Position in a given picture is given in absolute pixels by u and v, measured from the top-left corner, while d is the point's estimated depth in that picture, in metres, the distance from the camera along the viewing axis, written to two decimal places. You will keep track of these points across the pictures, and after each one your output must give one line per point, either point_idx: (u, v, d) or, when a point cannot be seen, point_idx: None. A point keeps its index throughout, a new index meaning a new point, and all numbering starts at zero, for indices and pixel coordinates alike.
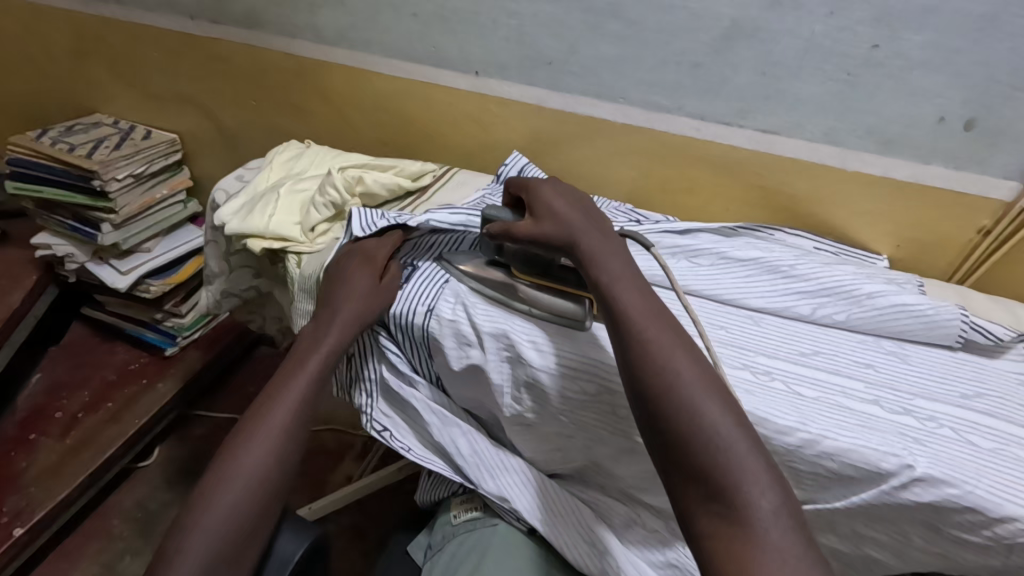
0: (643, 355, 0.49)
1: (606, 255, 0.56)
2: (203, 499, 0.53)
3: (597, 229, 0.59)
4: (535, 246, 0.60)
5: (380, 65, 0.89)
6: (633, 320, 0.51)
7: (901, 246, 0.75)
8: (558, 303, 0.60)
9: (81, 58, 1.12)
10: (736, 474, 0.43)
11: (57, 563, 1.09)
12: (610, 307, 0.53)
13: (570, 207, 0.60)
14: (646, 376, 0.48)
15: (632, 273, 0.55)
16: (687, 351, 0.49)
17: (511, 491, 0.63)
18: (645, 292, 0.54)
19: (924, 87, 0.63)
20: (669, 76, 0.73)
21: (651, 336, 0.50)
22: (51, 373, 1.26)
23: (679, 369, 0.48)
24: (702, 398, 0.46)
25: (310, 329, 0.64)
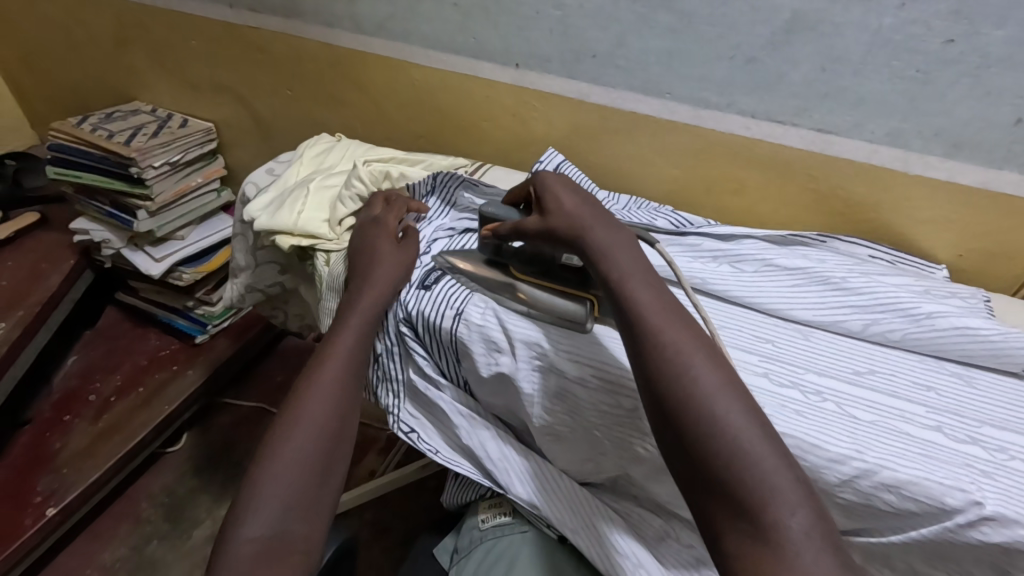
0: (660, 359, 0.46)
1: (618, 250, 0.53)
2: (250, 497, 0.49)
3: (607, 222, 0.56)
4: (541, 241, 0.59)
5: (419, 56, 0.87)
6: (648, 320, 0.48)
7: (963, 256, 0.70)
8: (559, 302, 0.59)
9: (122, 46, 1.13)
10: (766, 491, 0.39)
11: (87, 543, 1.11)
12: (625, 304, 0.50)
13: (578, 204, 0.58)
14: (660, 383, 0.45)
15: (645, 270, 0.52)
16: (707, 355, 0.46)
17: (541, 497, 0.60)
18: (660, 290, 0.51)
19: (1002, 86, 0.58)
20: (721, 71, 0.69)
21: (667, 338, 0.47)
22: (86, 356, 1.28)
23: (699, 375, 0.45)
24: (724, 407, 0.43)
25: (346, 300, 0.64)
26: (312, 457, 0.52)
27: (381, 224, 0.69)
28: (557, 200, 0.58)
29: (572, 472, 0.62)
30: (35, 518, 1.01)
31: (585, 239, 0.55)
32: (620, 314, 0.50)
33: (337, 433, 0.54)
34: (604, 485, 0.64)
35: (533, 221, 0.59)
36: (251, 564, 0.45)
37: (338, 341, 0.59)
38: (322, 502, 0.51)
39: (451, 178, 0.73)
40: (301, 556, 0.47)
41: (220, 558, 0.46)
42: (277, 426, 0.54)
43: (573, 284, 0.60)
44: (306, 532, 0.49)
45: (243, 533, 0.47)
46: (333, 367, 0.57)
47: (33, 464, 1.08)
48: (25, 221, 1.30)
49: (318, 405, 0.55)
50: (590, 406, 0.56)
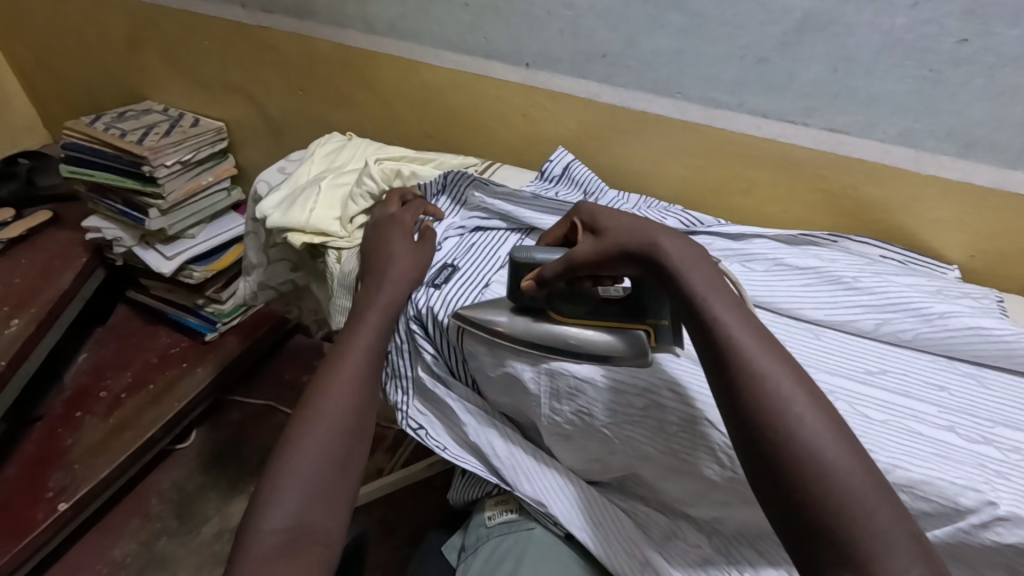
0: (757, 393, 0.42)
1: (696, 268, 0.49)
2: (270, 488, 0.49)
3: (677, 237, 0.52)
4: (604, 268, 0.54)
5: (430, 56, 0.87)
6: (740, 347, 0.44)
7: (976, 256, 0.70)
8: (613, 341, 0.56)
9: (135, 47, 1.14)
10: (878, 545, 0.36)
11: (97, 537, 1.12)
12: (711, 329, 0.45)
13: (638, 221, 0.54)
14: (758, 420, 0.41)
15: (726, 291, 0.48)
16: (807, 390, 0.42)
17: (549, 496, 0.60)
18: (745, 313, 0.47)
19: (1016, 86, 0.58)
20: (732, 71, 0.69)
21: (764, 369, 0.43)
22: (97, 353, 1.29)
23: (803, 413, 0.41)
24: (831, 450, 0.39)
25: (360, 297, 0.64)
26: (333, 448, 0.52)
27: (397, 222, 0.69)
28: (614, 222, 0.55)
29: (580, 471, 0.62)
30: (48, 512, 1.02)
31: (658, 254, 0.50)
32: (704, 340, 0.46)
33: (356, 426, 0.55)
34: (613, 484, 0.64)
35: (588, 249, 0.54)
36: (272, 555, 0.45)
37: (351, 339, 0.60)
38: (342, 494, 0.51)
39: (462, 177, 0.73)
40: (324, 548, 0.47)
41: (240, 549, 0.46)
42: (294, 420, 0.54)
43: (619, 317, 0.57)
44: (329, 524, 0.49)
45: (264, 523, 0.47)
46: (350, 362, 0.58)
47: (46, 460, 1.10)
48: (38, 219, 1.32)
49: (338, 398, 0.55)
50: (597, 406, 0.56)
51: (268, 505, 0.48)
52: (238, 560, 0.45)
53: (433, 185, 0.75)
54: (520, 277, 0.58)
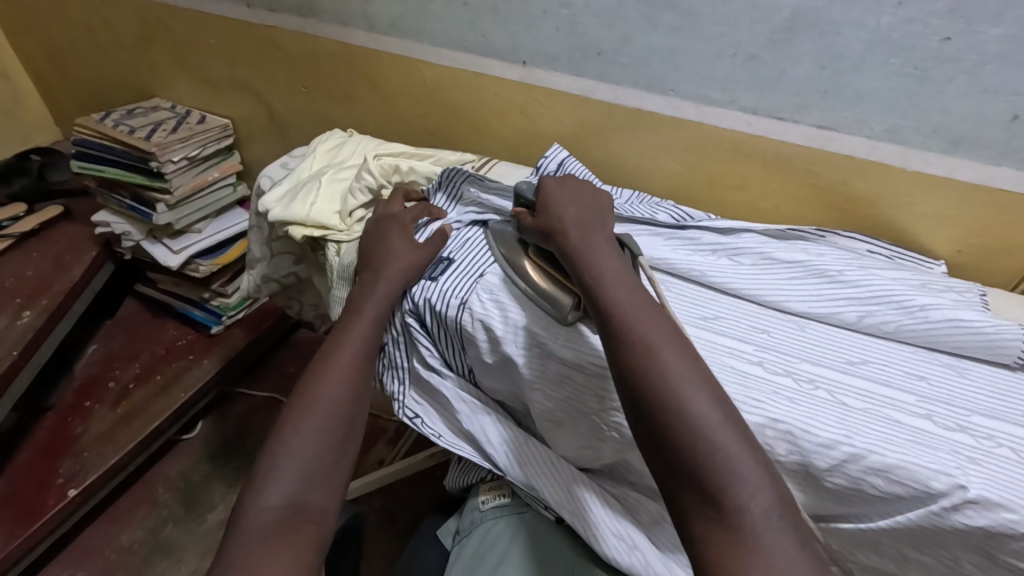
0: (630, 351, 0.49)
1: (596, 250, 0.57)
2: (267, 468, 0.51)
3: (588, 223, 0.61)
4: (540, 236, 0.63)
5: (429, 54, 0.89)
6: (620, 313, 0.51)
7: (963, 251, 0.71)
8: (551, 292, 0.60)
9: (144, 45, 1.17)
10: (728, 475, 0.41)
11: (106, 524, 1.15)
12: (599, 301, 0.53)
13: (563, 203, 0.63)
14: (631, 375, 0.48)
15: (620, 266, 0.56)
16: (676, 346, 0.48)
17: (538, 480, 0.62)
18: (632, 285, 0.54)
19: (998, 83, 0.59)
20: (723, 68, 0.71)
21: (637, 330, 0.50)
22: (107, 345, 1.32)
23: (665, 365, 0.47)
24: (691, 396, 0.45)
25: (357, 289, 0.66)
26: (328, 433, 0.54)
27: (398, 222, 0.71)
28: (547, 202, 0.63)
29: (572, 458, 0.64)
30: (58, 498, 1.05)
31: (566, 239, 0.59)
32: (596, 310, 0.53)
33: (351, 412, 0.57)
34: (604, 471, 0.66)
35: (532, 221, 0.64)
36: (269, 532, 0.47)
37: (348, 331, 0.62)
38: (336, 477, 0.53)
39: (457, 173, 0.75)
40: (317, 527, 0.49)
41: (238, 524, 0.48)
42: (290, 405, 0.56)
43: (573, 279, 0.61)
44: (323, 504, 0.51)
45: (262, 502, 0.49)
46: (349, 353, 0.60)
47: (56, 447, 1.13)
48: (49, 213, 1.35)
49: (334, 386, 0.57)
50: (588, 393, 0.58)
51: (263, 485, 0.50)
52: (235, 536, 0.48)
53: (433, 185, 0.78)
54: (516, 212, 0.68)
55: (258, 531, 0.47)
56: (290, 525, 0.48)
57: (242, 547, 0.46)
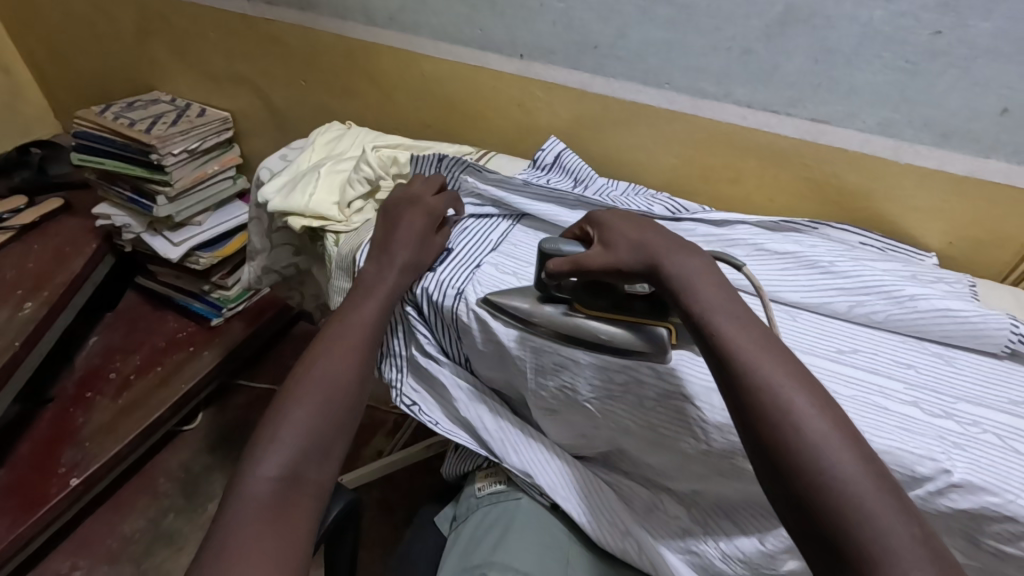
0: (755, 398, 0.43)
1: (699, 277, 0.50)
2: (266, 441, 0.52)
3: (678, 245, 0.53)
4: (610, 277, 0.55)
5: (427, 47, 0.90)
6: (740, 356, 0.45)
7: (953, 244, 0.72)
8: (634, 338, 0.55)
9: (144, 38, 1.18)
10: (880, 549, 0.36)
11: (107, 512, 1.16)
12: (713, 341, 0.47)
13: (639, 230, 0.55)
14: (759, 428, 0.42)
15: (730, 298, 0.49)
16: (809, 395, 0.43)
17: (533, 466, 0.63)
18: (748, 321, 0.47)
19: (989, 77, 0.60)
20: (718, 62, 0.71)
21: (762, 376, 0.44)
22: (108, 337, 1.33)
23: (801, 420, 0.41)
24: (833, 454, 0.40)
25: (367, 273, 0.65)
26: (326, 414, 0.55)
27: (420, 204, 0.68)
28: (618, 232, 0.56)
29: (566, 445, 0.66)
30: (60, 487, 1.06)
31: (659, 268, 0.52)
32: (706, 351, 0.47)
33: (353, 393, 0.58)
34: (597, 459, 0.67)
35: (596, 258, 0.55)
36: (265, 501, 0.48)
37: (349, 316, 0.62)
38: (332, 453, 0.54)
39: (456, 163, 0.75)
40: (311, 500, 0.50)
41: (235, 494, 0.49)
42: (291, 381, 0.57)
43: (646, 313, 0.56)
44: (319, 478, 0.52)
45: (258, 472, 0.50)
46: (351, 335, 0.60)
47: (58, 437, 1.14)
48: (50, 206, 1.35)
49: (337, 368, 0.58)
50: (581, 380, 0.59)
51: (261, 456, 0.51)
52: (230, 505, 0.48)
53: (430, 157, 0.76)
54: (543, 265, 0.59)
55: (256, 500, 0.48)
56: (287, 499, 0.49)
57: (238, 515, 0.47)
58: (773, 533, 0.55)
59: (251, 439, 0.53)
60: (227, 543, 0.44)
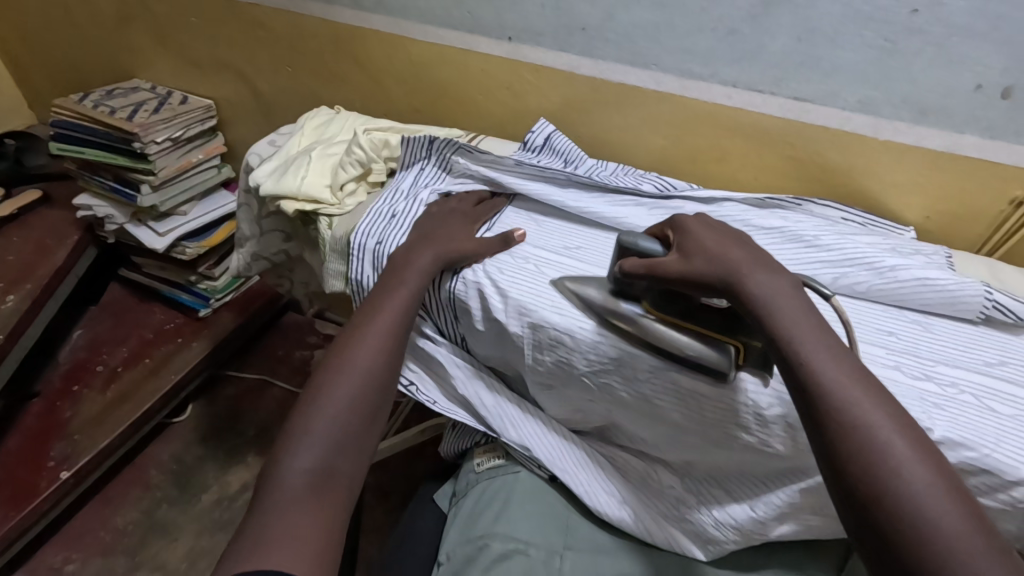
0: (849, 439, 0.43)
1: (786, 304, 0.49)
2: (298, 431, 0.53)
3: (762, 264, 0.52)
4: (682, 287, 0.54)
5: (416, 31, 0.90)
6: (834, 389, 0.44)
7: (930, 218, 0.74)
8: (702, 350, 0.54)
9: (123, 24, 1.15)
10: None
11: (99, 505, 1.15)
12: (806, 373, 0.45)
13: (719, 241, 0.54)
14: (852, 470, 0.42)
15: (819, 327, 0.48)
16: (908, 438, 0.42)
17: (532, 440, 0.65)
18: (838, 352, 0.47)
19: (964, 54, 0.62)
20: (704, 42, 0.73)
21: (860, 415, 0.43)
22: (92, 330, 1.32)
23: (901, 465, 0.41)
24: (935, 505, 0.39)
25: (397, 257, 0.65)
26: (359, 403, 0.55)
27: (457, 212, 0.70)
28: (697, 240, 0.54)
29: (562, 420, 0.67)
30: (50, 480, 1.05)
31: (744, 290, 0.50)
32: (795, 381, 0.46)
33: (384, 384, 0.58)
34: (592, 433, 0.69)
35: (672, 265, 0.54)
36: (303, 494, 0.49)
37: (385, 301, 0.61)
38: (364, 445, 0.55)
39: (447, 144, 0.75)
40: (344, 493, 0.51)
41: (271, 484, 0.50)
42: (323, 369, 0.57)
43: (717, 326, 0.55)
44: (351, 470, 0.53)
45: (294, 463, 0.51)
46: (383, 320, 0.60)
47: (46, 431, 1.13)
48: (28, 198, 1.33)
49: (370, 355, 0.58)
50: (578, 356, 0.59)
51: (295, 446, 0.51)
52: (266, 494, 0.49)
53: (418, 138, 0.75)
54: (619, 259, 0.58)
55: (290, 492, 0.49)
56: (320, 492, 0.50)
57: (274, 504, 0.48)
58: (764, 500, 0.57)
59: (285, 427, 0.54)
60: (267, 536, 0.45)
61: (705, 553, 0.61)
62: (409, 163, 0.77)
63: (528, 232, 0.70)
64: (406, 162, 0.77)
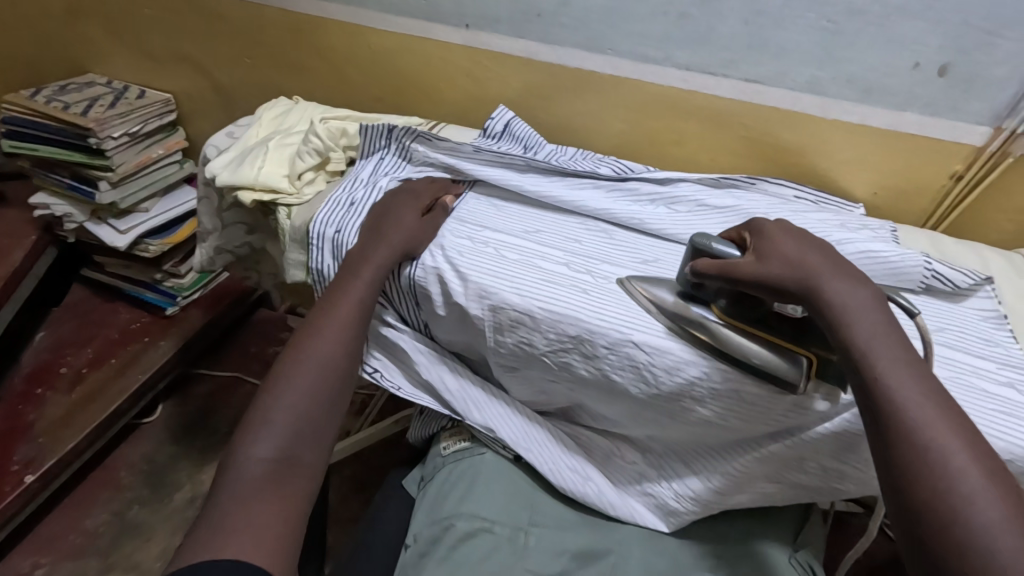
0: (916, 459, 0.42)
1: (862, 318, 0.47)
2: (257, 421, 0.53)
3: (844, 272, 0.50)
4: (757, 290, 0.52)
5: (374, 20, 0.90)
6: (906, 408, 0.43)
7: (878, 194, 0.77)
8: (774, 360, 0.53)
9: (74, 16, 1.12)
10: None
11: (67, 509, 1.13)
12: (875, 387, 0.45)
13: (800, 247, 0.52)
14: (919, 492, 0.41)
15: (897, 342, 0.47)
16: (982, 467, 0.41)
17: (496, 422, 0.66)
18: (916, 370, 0.45)
19: (902, 33, 0.64)
20: (657, 27, 0.74)
21: (932, 438, 0.42)
22: (55, 332, 1.29)
23: (975, 495, 0.40)
24: (1008, 541, 0.38)
25: (353, 250, 0.65)
26: (319, 393, 0.56)
27: (416, 194, 0.69)
28: (778, 245, 0.53)
29: (527, 401, 0.68)
30: (15, 484, 1.03)
31: (822, 299, 0.49)
32: (868, 399, 0.45)
33: (345, 372, 0.58)
34: (558, 414, 0.70)
35: (750, 266, 0.52)
36: (261, 482, 0.49)
37: (345, 291, 0.61)
38: (327, 433, 0.55)
39: (406, 131, 0.75)
40: (306, 481, 0.52)
41: (230, 474, 0.50)
42: (281, 360, 0.57)
43: (788, 337, 0.54)
44: (314, 458, 0.53)
45: (253, 452, 0.51)
46: (342, 310, 0.60)
47: (9, 435, 1.10)
48: None
49: (330, 344, 0.58)
50: (538, 337, 0.60)
51: (254, 437, 0.52)
52: (225, 483, 0.49)
53: (377, 126, 0.75)
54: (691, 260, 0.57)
55: (248, 481, 0.49)
56: (280, 481, 0.50)
57: (233, 492, 0.48)
58: (723, 470, 0.60)
59: (243, 419, 0.54)
60: (224, 525, 0.46)
61: (668, 524, 0.63)
62: (370, 151, 0.77)
63: (489, 217, 0.70)
64: (367, 150, 0.77)
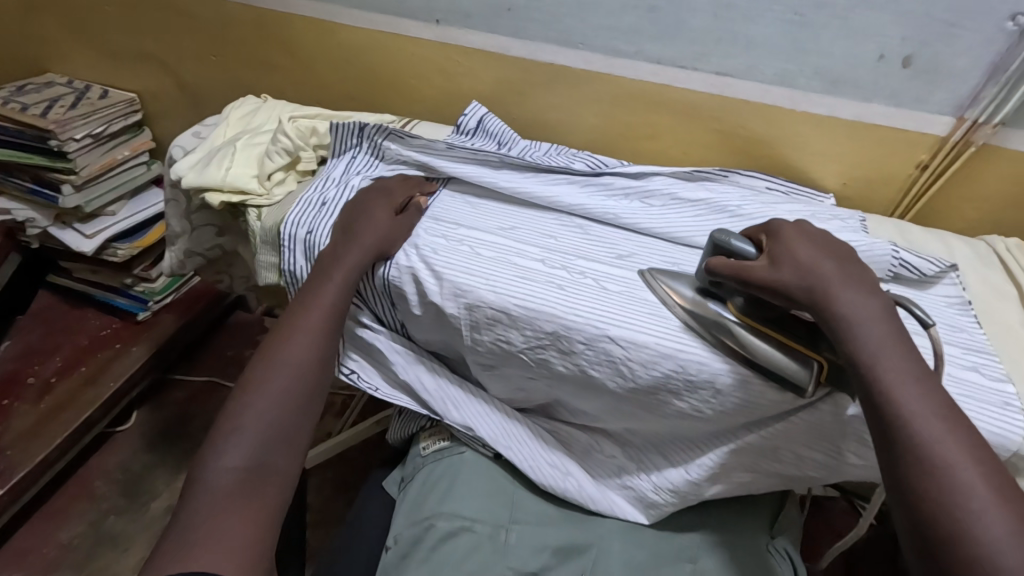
0: (922, 475, 0.43)
1: (871, 327, 0.48)
2: (227, 429, 0.52)
3: (855, 281, 0.51)
4: (766, 295, 0.52)
5: (343, 15, 0.88)
6: (914, 422, 0.44)
7: (847, 184, 0.78)
8: (785, 361, 0.52)
9: (30, 14, 1.09)
10: None
11: (39, 522, 1.10)
12: (885, 399, 0.45)
13: (814, 255, 0.52)
14: (925, 506, 0.42)
15: (907, 354, 0.47)
16: (991, 482, 0.42)
17: (474, 420, 0.66)
18: (927, 383, 0.46)
19: (866, 25, 0.65)
20: (627, 21, 0.74)
21: (940, 453, 0.43)
22: (20, 342, 1.25)
23: (981, 510, 0.40)
24: (1013, 559, 0.39)
25: (325, 253, 0.63)
26: (291, 399, 0.55)
27: (389, 193, 0.68)
28: (793, 252, 0.53)
29: (505, 399, 0.68)
30: None
31: (832, 307, 0.49)
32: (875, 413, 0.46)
33: (317, 377, 0.57)
34: (538, 411, 0.70)
35: (762, 271, 0.52)
36: (230, 492, 0.48)
37: (318, 294, 0.60)
38: (299, 439, 0.54)
39: (378, 129, 0.74)
40: (277, 489, 0.51)
41: (200, 485, 0.49)
42: (252, 365, 0.56)
43: (804, 339, 0.53)
44: (286, 465, 0.52)
45: (223, 462, 0.50)
46: (315, 313, 0.59)
47: None
48: None
49: (302, 348, 0.57)
50: (514, 335, 0.60)
51: (224, 445, 0.51)
52: (195, 495, 0.49)
53: (348, 125, 0.74)
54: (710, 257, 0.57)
55: (218, 492, 0.48)
56: (251, 492, 0.49)
57: (204, 504, 0.48)
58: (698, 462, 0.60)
59: (213, 427, 0.53)
60: (192, 538, 0.45)
61: (647, 516, 0.63)
62: (341, 150, 0.76)
63: (463, 214, 0.69)
64: (338, 148, 0.76)
